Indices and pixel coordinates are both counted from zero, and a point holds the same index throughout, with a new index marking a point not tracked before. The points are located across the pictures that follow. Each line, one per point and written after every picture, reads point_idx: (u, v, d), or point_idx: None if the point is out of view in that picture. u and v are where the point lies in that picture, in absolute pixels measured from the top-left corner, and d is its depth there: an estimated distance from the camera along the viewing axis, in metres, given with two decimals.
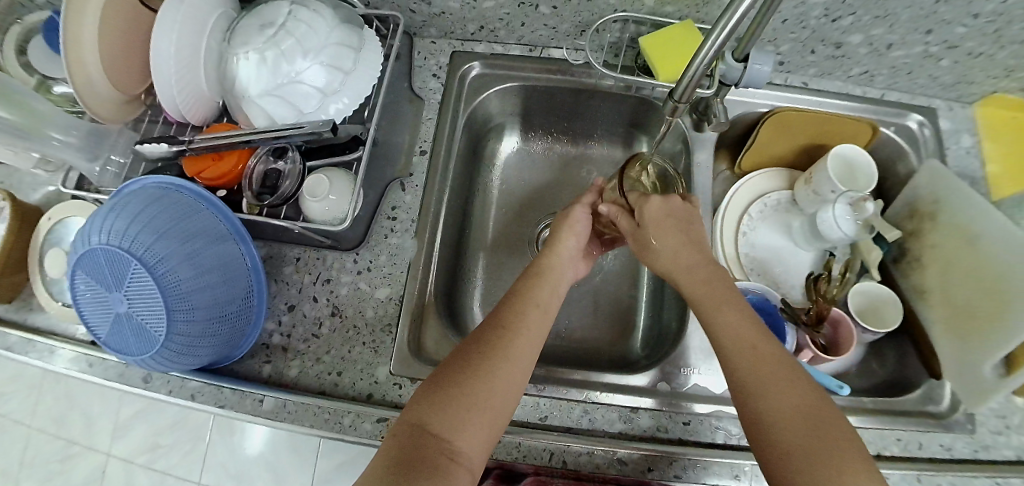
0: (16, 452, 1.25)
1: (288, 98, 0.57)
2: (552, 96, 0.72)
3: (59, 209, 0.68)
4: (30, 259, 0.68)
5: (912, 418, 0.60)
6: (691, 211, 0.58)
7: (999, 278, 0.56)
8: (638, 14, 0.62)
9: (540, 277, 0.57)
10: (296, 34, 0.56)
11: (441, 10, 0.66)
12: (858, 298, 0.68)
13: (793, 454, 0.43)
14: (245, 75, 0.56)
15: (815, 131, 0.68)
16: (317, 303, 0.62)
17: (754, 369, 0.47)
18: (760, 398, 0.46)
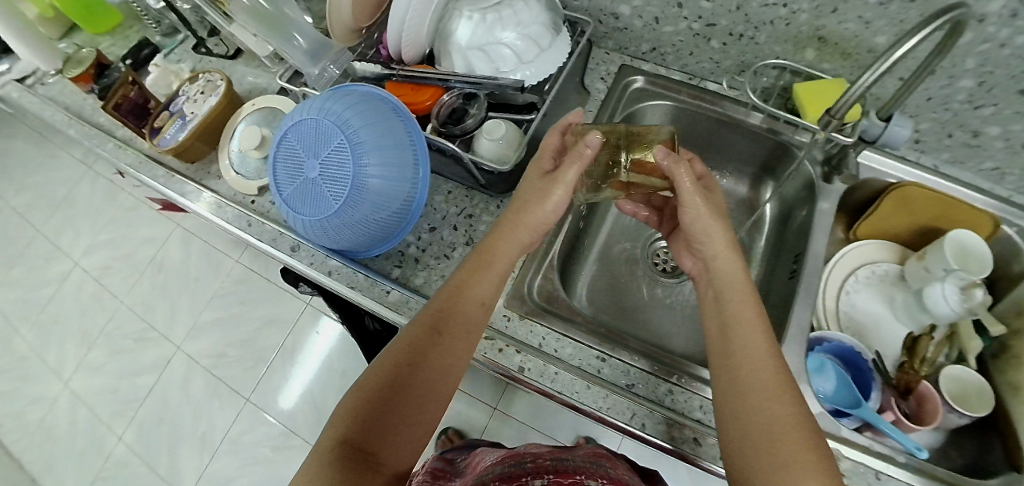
0: (103, 319, 1.43)
1: (491, 55, 0.68)
2: (697, 124, 0.78)
3: (262, 100, 0.81)
4: (224, 134, 0.82)
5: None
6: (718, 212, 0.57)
7: None
8: (797, 65, 0.69)
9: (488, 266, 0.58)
10: (514, 8, 0.67)
11: (624, 26, 0.75)
12: (949, 383, 0.68)
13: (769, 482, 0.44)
14: (463, 29, 0.68)
15: (937, 211, 0.72)
16: (456, 231, 0.70)
17: (760, 413, 0.47)
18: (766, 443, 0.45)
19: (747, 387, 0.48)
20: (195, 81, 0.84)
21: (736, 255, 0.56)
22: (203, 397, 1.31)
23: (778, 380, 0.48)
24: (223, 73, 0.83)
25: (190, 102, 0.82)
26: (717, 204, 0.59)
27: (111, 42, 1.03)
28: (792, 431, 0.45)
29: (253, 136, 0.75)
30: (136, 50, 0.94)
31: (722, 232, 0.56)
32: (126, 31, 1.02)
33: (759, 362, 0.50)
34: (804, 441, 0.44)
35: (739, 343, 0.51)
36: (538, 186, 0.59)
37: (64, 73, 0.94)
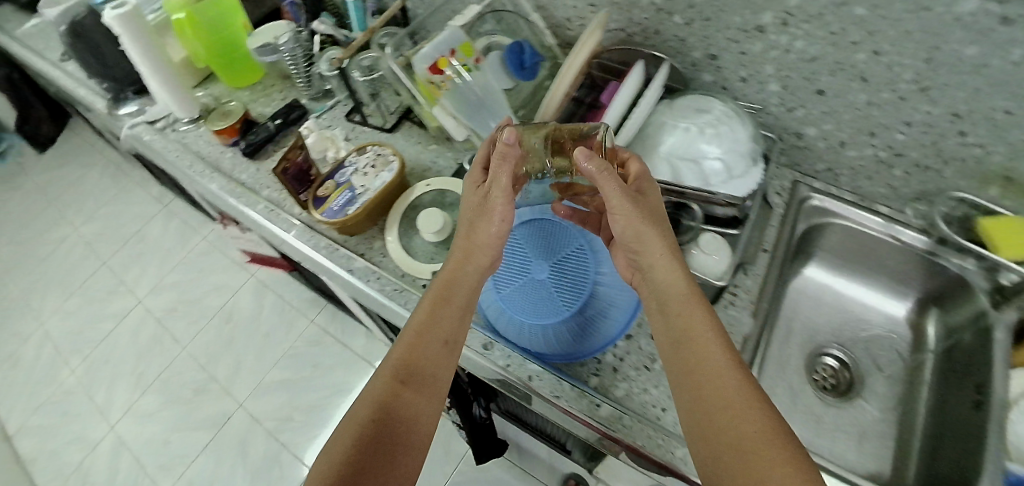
0: (161, 364, 1.40)
1: (703, 170, 0.68)
2: (868, 245, 0.80)
3: (439, 180, 0.79)
4: (394, 211, 0.78)
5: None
6: (661, 217, 0.55)
7: None
8: (980, 199, 0.70)
9: (449, 293, 0.57)
10: (727, 127, 0.68)
11: (805, 145, 0.78)
12: None
13: None
14: (675, 142, 0.69)
15: None
16: None
17: (731, 435, 0.43)
18: (746, 471, 0.41)
19: (709, 405, 0.45)
20: (364, 153, 0.82)
21: (676, 262, 0.54)
22: (262, 464, 1.23)
23: (716, 394, 0.45)
24: (394, 149, 0.81)
25: (360, 174, 0.79)
26: (643, 195, 0.56)
27: (251, 97, 1.02)
28: (754, 445, 0.42)
29: (437, 217, 0.72)
30: (286, 111, 0.94)
31: (666, 241, 0.54)
32: (268, 88, 1.02)
33: (699, 383, 0.47)
34: (799, 471, 0.40)
35: (705, 363, 0.47)
36: (474, 202, 0.61)
37: (209, 125, 0.93)
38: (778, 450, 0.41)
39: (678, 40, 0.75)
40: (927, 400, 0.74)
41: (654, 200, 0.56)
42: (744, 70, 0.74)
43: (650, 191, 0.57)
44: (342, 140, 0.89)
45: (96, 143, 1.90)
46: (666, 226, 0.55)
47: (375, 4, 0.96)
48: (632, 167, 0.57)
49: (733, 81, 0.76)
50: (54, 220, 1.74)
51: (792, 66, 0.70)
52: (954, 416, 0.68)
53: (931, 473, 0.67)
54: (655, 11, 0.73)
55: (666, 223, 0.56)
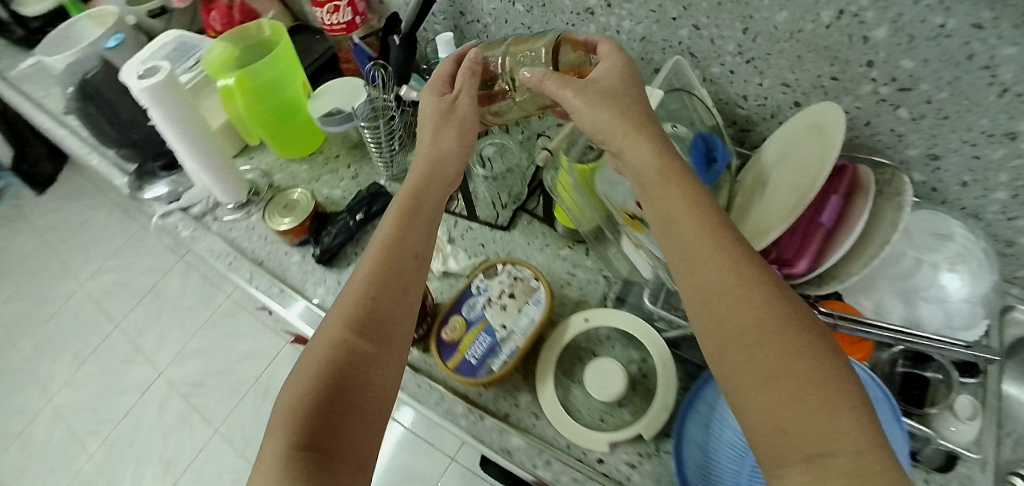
0: (193, 448, 1.26)
1: (950, 313, 0.56)
2: None
3: (599, 312, 0.62)
4: (547, 358, 0.61)
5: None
6: (631, 84, 0.51)
7: None
8: None
9: (411, 212, 0.52)
10: (978, 265, 0.56)
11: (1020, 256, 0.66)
12: None
13: (761, 393, 0.33)
14: (917, 275, 0.58)
15: None
16: None
17: (737, 312, 0.36)
18: (749, 342, 0.35)
19: (703, 282, 0.38)
20: (498, 274, 0.63)
21: (655, 130, 0.47)
22: None
23: (739, 261, 0.38)
24: (537, 271, 0.63)
25: (496, 309, 0.61)
26: (602, 85, 0.50)
27: (309, 174, 0.84)
28: (754, 326, 0.35)
29: (616, 373, 0.57)
30: (368, 200, 0.76)
31: (645, 132, 0.47)
32: (329, 158, 0.85)
33: (694, 262, 0.39)
34: (823, 369, 0.32)
35: (699, 266, 0.39)
36: (427, 139, 0.57)
37: (271, 222, 0.74)
38: (795, 324, 0.35)
39: (893, 137, 0.61)
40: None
41: (610, 71, 0.52)
42: (972, 175, 0.60)
43: (602, 64, 0.53)
44: (446, 243, 0.72)
45: (103, 186, 1.77)
46: (637, 91, 0.50)
47: None
48: (602, 46, 0.55)
49: (951, 186, 0.63)
50: (61, 275, 1.63)
51: None
52: None
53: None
54: (875, 102, 0.59)
55: (637, 88, 0.51)
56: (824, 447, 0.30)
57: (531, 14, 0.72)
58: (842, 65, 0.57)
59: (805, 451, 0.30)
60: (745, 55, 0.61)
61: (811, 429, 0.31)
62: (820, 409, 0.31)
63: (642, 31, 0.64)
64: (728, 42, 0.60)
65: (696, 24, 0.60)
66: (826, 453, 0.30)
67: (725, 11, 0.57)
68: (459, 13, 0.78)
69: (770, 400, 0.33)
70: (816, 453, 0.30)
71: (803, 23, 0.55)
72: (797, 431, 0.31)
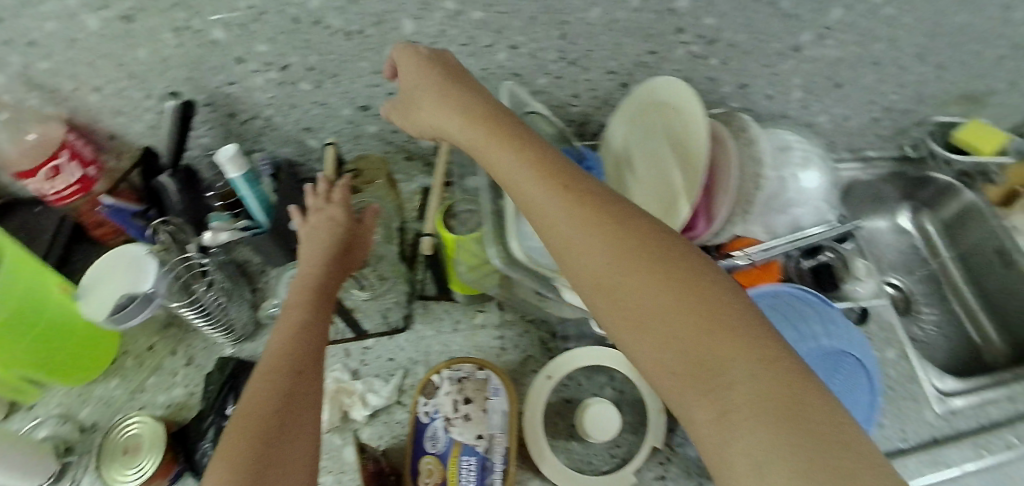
0: None
1: (816, 209, 0.65)
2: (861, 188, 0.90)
3: (556, 363, 0.56)
4: (534, 437, 0.54)
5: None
6: (436, 59, 0.49)
7: None
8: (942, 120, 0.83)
9: (312, 303, 0.47)
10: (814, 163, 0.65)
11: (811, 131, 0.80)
12: None
13: (638, 323, 0.32)
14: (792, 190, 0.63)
15: None
16: None
17: (587, 246, 0.34)
18: (619, 273, 0.33)
19: (552, 225, 0.36)
20: (440, 387, 0.54)
21: (458, 89, 0.46)
22: None
23: (588, 195, 0.36)
24: (478, 359, 0.55)
25: (461, 422, 0.52)
26: (402, 89, 0.50)
27: (127, 389, 0.62)
28: (614, 246, 0.34)
29: (611, 413, 0.54)
30: (231, 381, 0.58)
31: (440, 96, 0.46)
32: (140, 352, 0.64)
33: (541, 192, 0.37)
34: (714, 297, 0.31)
35: (536, 211, 0.37)
36: (321, 220, 0.52)
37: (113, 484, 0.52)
38: (670, 255, 0.33)
39: (706, 81, 0.67)
40: (962, 281, 0.90)
41: (403, 51, 0.49)
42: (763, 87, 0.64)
43: (413, 50, 0.49)
44: (353, 380, 0.58)
45: None
46: (452, 65, 0.49)
47: (266, 163, 0.65)
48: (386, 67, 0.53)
49: (760, 99, 0.71)
50: None
51: (818, 68, 0.69)
52: (998, 287, 0.85)
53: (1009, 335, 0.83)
54: (690, 60, 0.63)
55: (449, 63, 0.50)
56: (704, 370, 0.29)
57: (324, 90, 0.61)
58: (656, 39, 0.59)
59: (698, 380, 0.29)
60: (570, 58, 0.60)
61: (706, 370, 0.29)
62: (716, 345, 0.29)
63: (459, 67, 0.59)
64: (550, 52, 0.59)
65: (514, 45, 0.58)
66: (717, 384, 0.28)
67: (540, 23, 0.56)
68: (227, 116, 0.63)
69: (648, 317, 0.31)
70: (704, 379, 0.29)
71: (614, 14, 0.56)
72: (683, 359, 0.30)
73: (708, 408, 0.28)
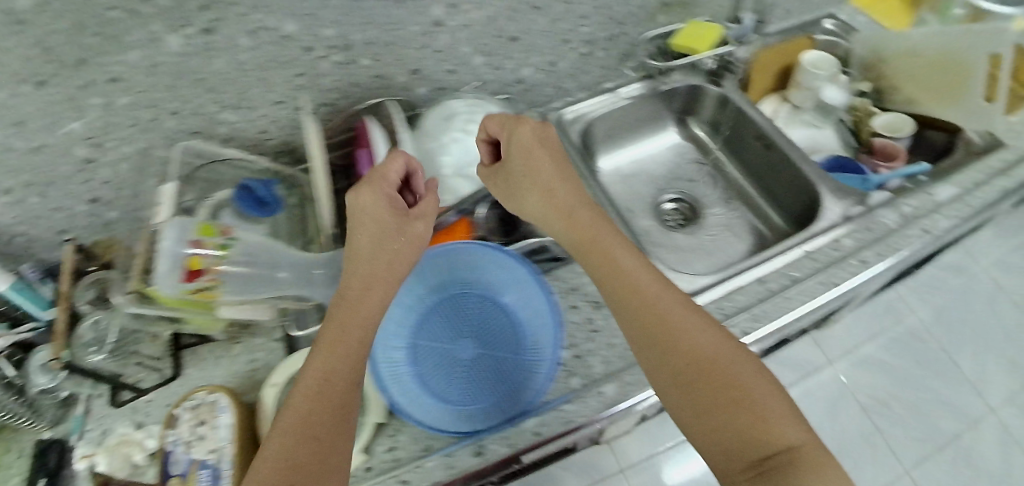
0: None
1: None
2: (622, 117, 0.92)
3: (277, 372, 0.65)
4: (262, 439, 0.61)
5: (979, 171, 0.84)
6: (553, 148, 0.61)
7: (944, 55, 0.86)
8: (660, 29, 0.86)
9: (336, 339, 0.49)
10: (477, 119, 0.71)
11: (526, 84, 0.86)
12: (886, 129, 0.93)
13: (716, 365, 0.47)
14: (455, 152, 0.69)
15: (786, 51, 0.98)
16: (579, 310, 0.69)
17: (700, 330, 0.50)
18: (682, 315, 0.51)
19: (631, 297, 0.52)
20: (179, 418, 0.62)
21: (553, 165, 0.59)
22: None
23: (626, 286, 0.53)
24: (212, 386, 0.64)
25: (195, 442, 0.60)
26: (376, 171, 0.58)
27: None
28: (725, 347, 0.49)
29: None
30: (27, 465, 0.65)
31: (546, 190, 0.59)
32: None
33: (631, 286, 0.53)
34: (727, 367, 0.47)
35: (645, 345, 0.50)
36: (361, 243, 0.54)
37: None
38: (731, 355, 0.48)
39: (375, 79, 0.75)
40: (739, 174, 0.93)
41: (395, 157, 0.58)
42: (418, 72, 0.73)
43: (396, 165, 0.58)
44: (138, 428, 0.65)
45: None
46: (551, 146, 0.61)
47: (35, 270, 0.71)
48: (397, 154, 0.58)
49: (444, 76, 0.78)
50: None
51: (477, 33, 0.74)
52: (764, 168, 0.88)
53: (786, 213, 0.85)
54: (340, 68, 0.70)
55: (552, 148, 0.61)
56: (750, 409, 0.45)
57: None
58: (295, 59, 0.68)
59: (738, 393, 0.46)
60: (228, 102, 0.69)
61: (767, 435, 0.44)
62: (771, 394, 0.47)
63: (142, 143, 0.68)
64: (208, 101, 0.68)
65: (174, 109, 0.66)
66: (775, 451, 0.43)
67: (181, 85, 0.64)
68: None
69: (746, 393, 0.46)
70: (768, 454, 0.43)
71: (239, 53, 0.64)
72: (736, 378, 0.47)
73: (754, 460, 0.44)
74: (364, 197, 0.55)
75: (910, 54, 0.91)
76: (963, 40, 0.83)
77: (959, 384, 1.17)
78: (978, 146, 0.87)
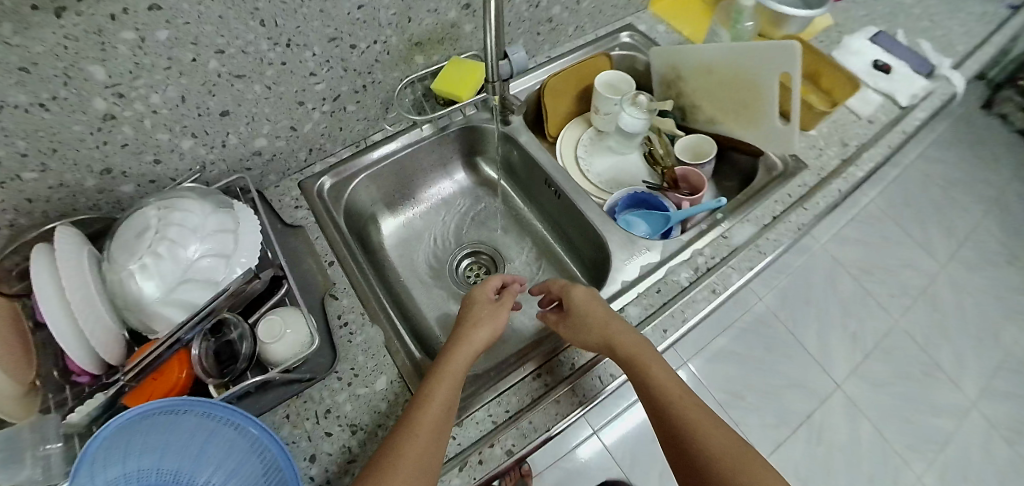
0: None
1: (202, 280, 0.59)
2: (395, 169, 0.84)
3: None
4: None
5: (779, 201, 0.76)
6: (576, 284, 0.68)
7: (738, 71, 0.79)
8: (420, 72, 0.79)
9: (452, 400, 0.57)
10: (173, 227, 0.59)
11: (270, 155, 0.74)
12: (684, 153, 0.90)
13: (725, 462, 0.53)
14: (146, 285, 0.56)
15: (578, 77, 0.94)
16: (333, 436, 0.62)
17: (712, 432, 0.55)
18: (717, 429, 0.55)
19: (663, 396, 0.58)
20: None
21: (598, 300, 0.65)
22: None
23: (688, 404, 0.57)
24: None
25: None
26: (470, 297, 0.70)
27: None
28: (729, 443, 0.54)
29: None
30: None
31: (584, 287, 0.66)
32: None
33: (676, 395, 0.58)
34: (756, 472, 0.52)
35: (676, 431, 0.56)
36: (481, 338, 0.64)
37: None
38: (746, 454, 0.53)
39: (57, 190, 0.59)
40: (535, 220, 0.91)
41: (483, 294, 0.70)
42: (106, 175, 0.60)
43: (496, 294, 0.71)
44: None
45: None
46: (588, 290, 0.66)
47: None
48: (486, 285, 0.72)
49: (150, 168, 0.64)
50: None
51: (166, 118, 0.61)
52: (562, 216, 0.85)
53: (582, 264, 0.83)
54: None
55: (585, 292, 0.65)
56: None
57: None
58: None
59: None
60: None
61: None
62: None
63: None
64: None
65: None
66: None
67: None
68: None
69: None
70: None
71: None
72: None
73: None
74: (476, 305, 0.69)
75: (700, 67, 0.84)
76: (750, 58, 0.77)
77: (805, 363, 1.32)
78: (779, 169, 0.80)
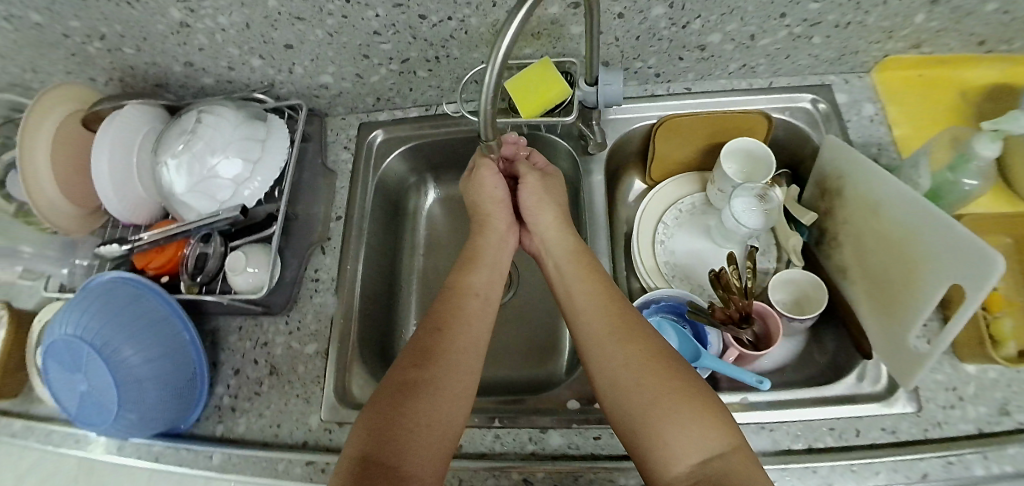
0: None
1: (208, 191, 0.65)
2: (454, 147, 0.79)
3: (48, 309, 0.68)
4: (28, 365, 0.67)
5: (835, 422, 0.55)
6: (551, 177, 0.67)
7: (909, 242, 0.53)
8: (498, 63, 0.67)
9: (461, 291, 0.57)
10: (204, 136, 0.65)
11: (337, 92, 0.75)
12: (783, 289, 0.67)
13: (642, 378, 0.47)
14: (169, 179, 0.65)
15: (712, 129, 0.71)
16: (258, 365, 0.67)
17: (631, 345, 0.49)
18: (639, 339, 0.50)
19: (595, 321, 0.52)
20: None
21: (554, 203, 0.64)
22: None
23: (618, 321, 0.51)
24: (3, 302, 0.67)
25: None
26: (471, 167, 0.67)
27: None
28: (649, 363, 0.47)
29: None
30: None
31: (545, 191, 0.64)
32: None
33: (607, 317, 0.52)
34: (676, 375, 0.46)
35: (605, 360, 0.50)
36: (492, 233, 0.63)
37: None
38: (666, 362, 0.47)
39: (150, 65, 0.69)
40: None
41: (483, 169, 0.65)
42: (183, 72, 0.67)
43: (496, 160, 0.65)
44: None
45: None
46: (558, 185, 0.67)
47: None
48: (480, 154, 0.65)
49: (226, 71, 0.70)
50: None
51: (239, 37, 0.64)
52: None
53: None
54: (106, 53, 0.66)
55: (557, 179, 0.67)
56: (702, 453, 0.42)
57: None
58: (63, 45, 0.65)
59: (672, 397, 0.45)
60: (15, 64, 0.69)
61: (704, 442, 0.42)
62: (700, 415, 0.44)
63: None
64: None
65: None
66: (715, 456, 0.42)
67: None
68: None
69: (685, 410, 0.44)
70: (708, 461, 0.42)
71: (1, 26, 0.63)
72: (680, 397, 0.45)
73: (692, 473, 0.42)
74: (488, 181, 0.64)
75: (864, 197, 0.59)
76: (924, 233, 0.51)
77: None
78: (879, 385, 0.57)
